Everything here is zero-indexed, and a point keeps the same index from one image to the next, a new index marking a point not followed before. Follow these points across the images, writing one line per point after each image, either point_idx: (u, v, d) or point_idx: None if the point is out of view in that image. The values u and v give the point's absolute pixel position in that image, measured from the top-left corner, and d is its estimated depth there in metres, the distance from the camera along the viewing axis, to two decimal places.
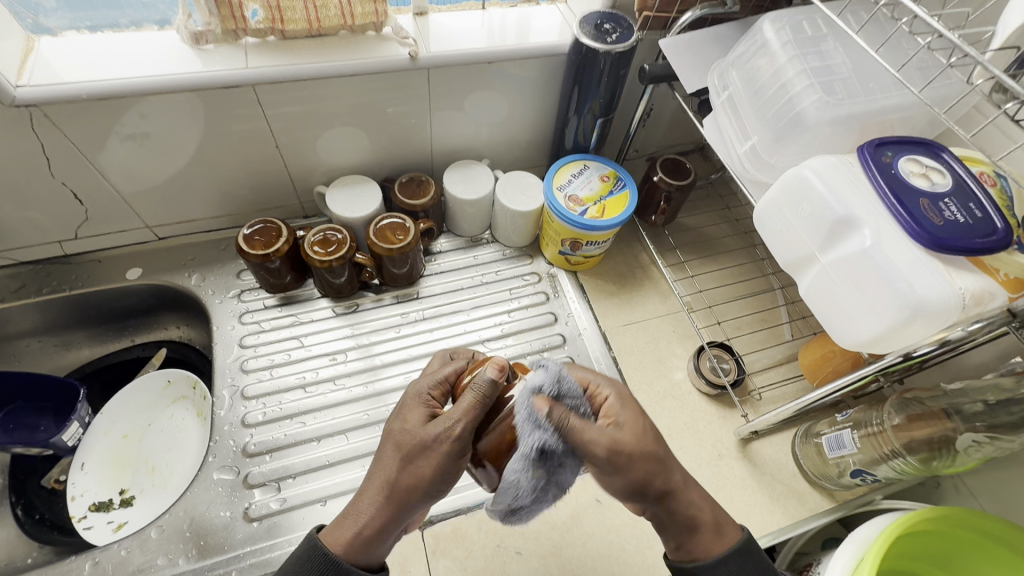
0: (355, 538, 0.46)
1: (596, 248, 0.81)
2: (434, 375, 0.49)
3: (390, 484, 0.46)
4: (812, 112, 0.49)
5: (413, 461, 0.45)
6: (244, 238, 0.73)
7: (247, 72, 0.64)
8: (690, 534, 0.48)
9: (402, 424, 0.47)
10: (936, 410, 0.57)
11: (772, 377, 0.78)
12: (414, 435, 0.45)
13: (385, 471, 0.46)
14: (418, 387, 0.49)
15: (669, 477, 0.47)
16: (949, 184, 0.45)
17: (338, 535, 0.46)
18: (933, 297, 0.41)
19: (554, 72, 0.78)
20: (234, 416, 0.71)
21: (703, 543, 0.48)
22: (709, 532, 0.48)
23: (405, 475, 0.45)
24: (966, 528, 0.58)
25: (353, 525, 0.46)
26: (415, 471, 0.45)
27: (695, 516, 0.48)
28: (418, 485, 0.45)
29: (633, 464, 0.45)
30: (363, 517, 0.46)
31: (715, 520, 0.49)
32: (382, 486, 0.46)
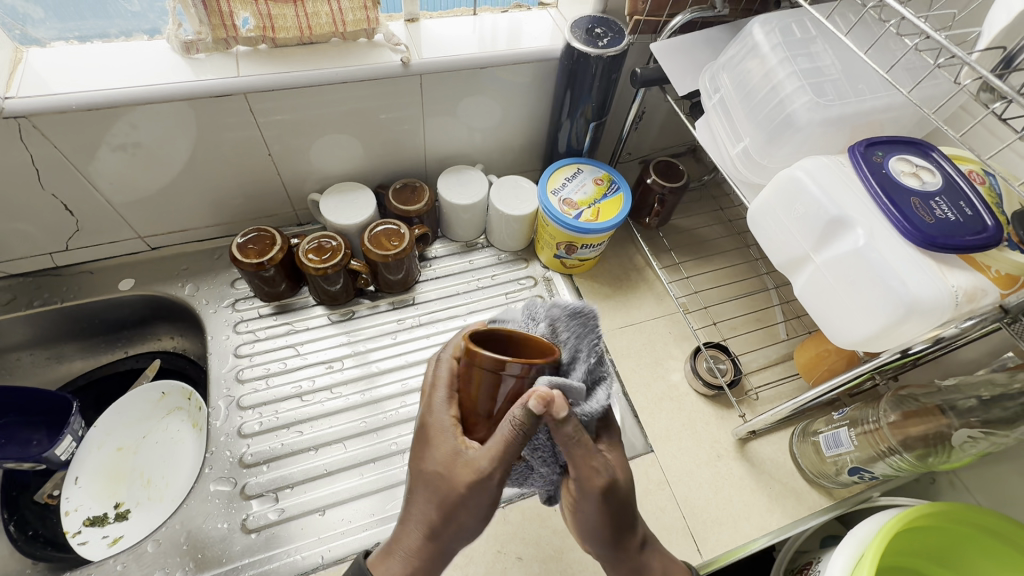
0: (404, 573, 0.45)
1: (591, 251, 0.82)
2: (439, 397, 0.44)
3: (432, 525, 0.44)
4: (803, 113, 0.49)
5: (455, 501, 0.43)
6: (238, 247, 0.73)
7: (239, 81, 0.64)
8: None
9: (432, 466, 0.43)
10: (931, 407, 0.58)
11: (768, 376, 0.78)
12: (446, 477, 0.43)
13: (425, 512, 0.45)
14: (438, 418, 0.44)
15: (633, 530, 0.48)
16: (939, 182, 0.46)
17: (388, 574, 0.45)
18: (926, 295, 0.42)
19: (546, 77, 0.78)
20: (231, 426, 0.71)
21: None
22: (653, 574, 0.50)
23: (450, 515, 0.43)
24: (965, 524, 0.59)
25: (400, 560, 0.45)
26: (457, 511, 0.43)
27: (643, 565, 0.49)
28: (466, 525, 0.44)
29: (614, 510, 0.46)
30: (411, 555, 0.45)
31: (664, 568, 0.50)
32: (424, 528, 0.45)
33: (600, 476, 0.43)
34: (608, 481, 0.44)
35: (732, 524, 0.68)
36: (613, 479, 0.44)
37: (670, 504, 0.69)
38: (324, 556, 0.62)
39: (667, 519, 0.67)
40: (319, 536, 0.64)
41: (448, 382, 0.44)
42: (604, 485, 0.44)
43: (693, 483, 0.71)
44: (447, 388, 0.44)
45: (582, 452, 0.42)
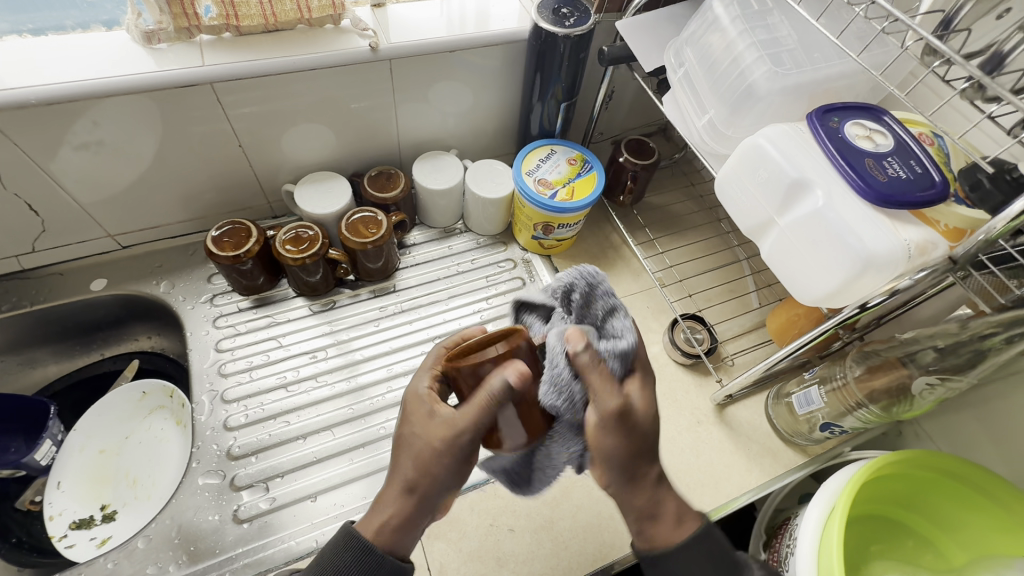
0: (389, 526, 0.47)
1: (568, 230, 0.83)
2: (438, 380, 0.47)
3: (412, 491, 0.48)
4: (762, 83, 0.51)
5: (427, 455, 0.47)
6: (213, 240, 0.73)
7: (203, 70, 0.63)
8: (651, 521, 0.49)
9: (426, 438, 0.47)
10: (893, 360, 0.61)
11: (743, 344, 0.81)
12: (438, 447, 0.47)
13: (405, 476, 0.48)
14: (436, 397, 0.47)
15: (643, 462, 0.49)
16: (891, 143, 0.48)
17: (371, 526, 0.48)
18: (882, 249, 0.44)
19: (515, 59, 0.79)
20: (216, 420, 0.70)
21: (662, 533, 0.49)
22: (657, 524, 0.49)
23: (423, 469, 0.47)
24: (929, 469, 0.65)
25: (388, 515, 0.48)
26: (424, 466, 0.47)
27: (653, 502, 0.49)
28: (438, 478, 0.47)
29: (627, 436, 0.47)
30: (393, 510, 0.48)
31: (677, 510, 0.49)
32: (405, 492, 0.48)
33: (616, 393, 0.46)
34: (623, 402, 0.46)
35: (714, 485, 0.71)
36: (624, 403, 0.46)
37: None
38: (318, 540, 0.63)
39: None
40: (311, 521, 0.64)
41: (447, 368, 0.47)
42: (616, 408, 0.45)
43: (675, 449, 0.73)
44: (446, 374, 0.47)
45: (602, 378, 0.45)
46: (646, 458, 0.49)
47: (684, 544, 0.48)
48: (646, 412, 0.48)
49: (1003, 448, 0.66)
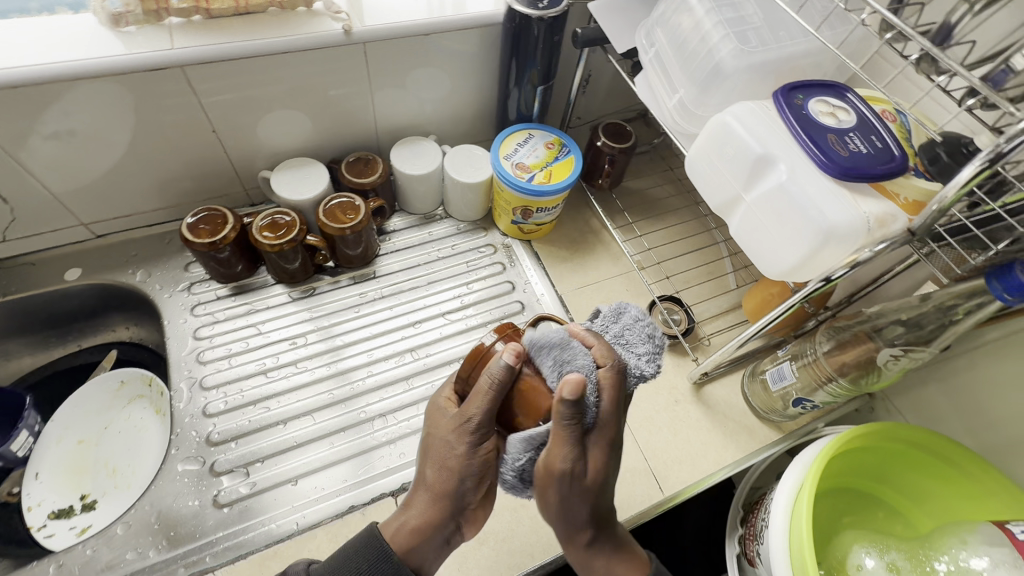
0: (409, 532, 0.50)
1: (547, 214, 0.84)
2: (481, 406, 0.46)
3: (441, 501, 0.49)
4: (729, 61, 0.52)
5: (445, 458, 0.49)
6: (188, 227, 0.72)
7: (173, 53, 0.62)
8: (599, 569, 0.52)
9: (459, 455, 0.48)
10: (861, 334, 0.63)
11: (720, 324, 0.83)
12: (473, 462, 0.48)
13: (436, 489, 0.49)
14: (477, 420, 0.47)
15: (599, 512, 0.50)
16: (853, 119, 0.49)
17: (393, 532, 0.50)
18: (842, 222, 0.45)
19: (492, 43, 0.79)
20: (195, 407, 0.70)
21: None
22: (602, 574, 0.51)
23: (441, 475, 0.49)
24: (900, 441, 0.67)
25: (419, 524, 0.49)
26: (442, 469, 0.49)
27: (597, 553, 0.51)
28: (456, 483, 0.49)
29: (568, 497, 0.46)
30: (414, 517, 0.50)
31: (609, 567, 0.51)
32: (436, 502, 0.49)
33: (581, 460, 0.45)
34: (572, 467, 0.44)
35: (690, 461, 0.72)
36: (575, 467, 0.44)
37: (632, 448, 0.73)
38: (298, 522, 0.63)
39: (631, 462, 0.71)
40: (292, 504, 0.64)
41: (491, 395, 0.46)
42: (564, 469, 0.44)
43: (653, 427, 0.74)
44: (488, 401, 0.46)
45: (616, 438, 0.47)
46: (588, 520, 0.49)
47: None
48: (597, 476, 0.47)
49: (967, 419, 0.69)
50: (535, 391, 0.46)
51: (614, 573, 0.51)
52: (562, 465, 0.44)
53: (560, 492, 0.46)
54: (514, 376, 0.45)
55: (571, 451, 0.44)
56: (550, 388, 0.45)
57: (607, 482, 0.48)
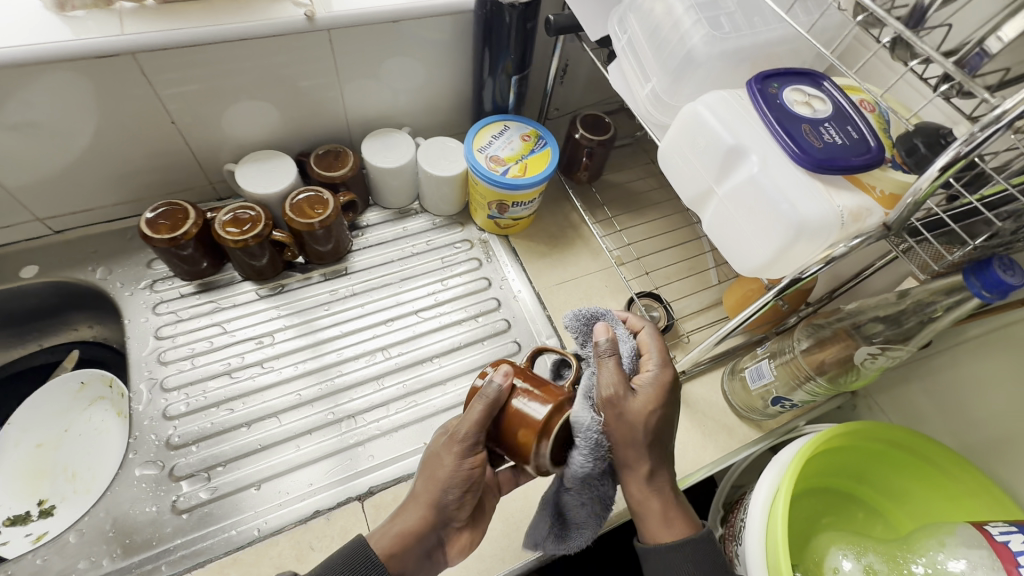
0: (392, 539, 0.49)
1: (523, 209, 0.81)
2: (474, 420, 0.48)
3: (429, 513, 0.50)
4: (701, 48, 0.49)
5: (436, 467, 0.51)
6: (147, 223, 0.69)
7: (123, 39, 0.59)
8: (653, 518, 0.50)
9: (450, 468, 0.50)
10: (841, 332, 0.61)
11: (701, 321, 0.81)
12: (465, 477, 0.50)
13: (425, 499, 0.50)
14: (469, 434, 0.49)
15: (657, 450, 0.50)
16: (829, 109, 0.47)
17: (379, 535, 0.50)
18: (814, 216, 0.43)
19: (465, 30, 0.76)
20: (155, 409, 0.67)
21: (652, 531, 0.51)
22: (656, 520, 0.50)
23: (430, 483, 0.50)
24: (878, 440, 0.66)
25: (405, 533, 0.50)
26: (432, 479, 0.50)
27: (653, 497, 0.50)
28: (444, 493, 0.50)
29: (622, 429, 0.48)
30: (400, 524, 0.50)
31: (664, 510, 0.50)
32: (424, 514, 0.50)
33: (623, 387, 0.48)
34: (620, 389, 0.48)
35: None
36: (622, 391, 0.48)
37: None
38: (260, 529, 0.61)
39: None
40: (255, 509, 0.62)
41: (483, 412, 0.48)
42: (613, 394, 0.47)
43: None
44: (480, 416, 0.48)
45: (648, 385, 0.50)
46: (648, 460, 0.49)
47: (674, 545, 0.50)
48: (651, 407, 0.49)
49: (948, 417, 0.68)
50: (528, 410, 0.47)
51: (671, 521, 0.50)
52: (612, 389, 0.48)
53: (615, 421, 0.47)
54: (505, 395, 0.48)
55: (617, 373, 0.48)
56: (542, 404, 0.47)
57: (663, 418, 0.50)
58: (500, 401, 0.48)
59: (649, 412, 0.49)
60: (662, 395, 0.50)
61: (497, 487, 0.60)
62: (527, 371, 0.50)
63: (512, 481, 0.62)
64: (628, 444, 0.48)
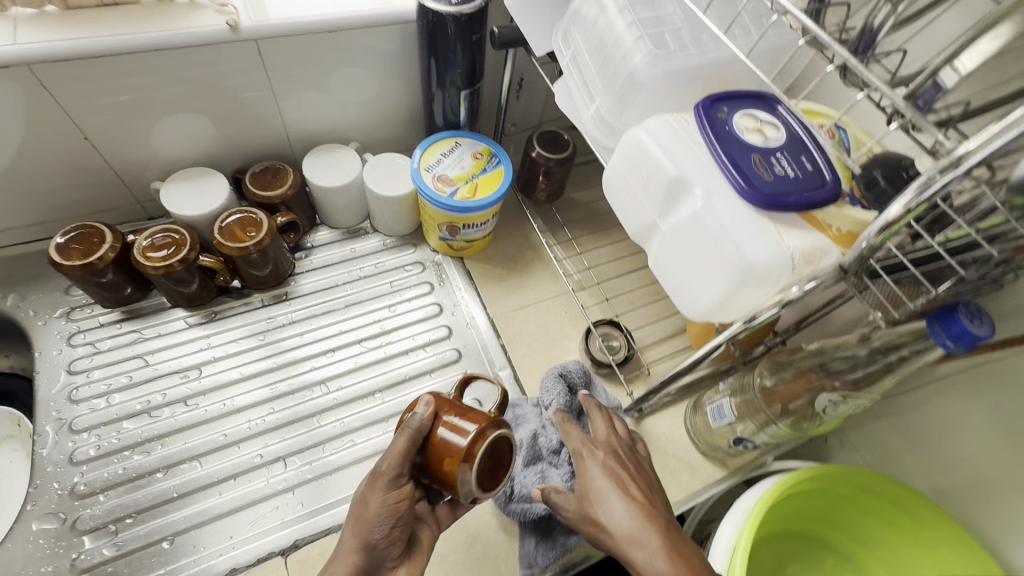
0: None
1: (476, 231, 0.77)
2: (397, 451, 0.45)
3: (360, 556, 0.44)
4: (643, 68, 0.45)
5: (359, 505, 0.45)
6: (58, 248, 0.63)
7: (16, 50, 0.53)
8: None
9: (377, 506, 0.44)
10: (804, 371, 0.57)
11: (664, 350, 0.76)
12: (394, 513, 0.44)
13: (356, 543, 0.44)
14: (393, 466, 0.44)
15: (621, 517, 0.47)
16: (782, 137, 0.43)
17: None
18: (760, 259, 0.39)
19: (411, 41, 0.71)
20: (60, 454, 0.61)
21: None
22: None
23: (353, 523, 0.44)
24: (847, 484, 0.61)
25: None
26: (358, 520, 0.44)
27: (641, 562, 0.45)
28: (369, 533, 0.44)
29: (587, 525, 0.50)
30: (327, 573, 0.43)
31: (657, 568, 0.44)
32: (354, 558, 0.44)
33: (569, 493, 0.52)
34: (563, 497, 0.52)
35: None
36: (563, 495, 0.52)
37: None
38: None
39: None
40: (165, 568, 0.57)
41: (406, 443, 0.45)
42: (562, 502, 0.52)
43: None
44: (403, 447, 0.45)
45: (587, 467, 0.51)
46: (618, 530, 0.47)
47: None
48: (595, 492, 0.50)
49: (922, 459, 0.63)
50: (451, 438, 0.44)
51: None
52: (561, 502, 0.52)
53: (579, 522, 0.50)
54: (428, 424, 0.46)
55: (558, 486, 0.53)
56: (466, 427, 0.44)
57: (609, 489, 0.49)
58: (423, 430, 0.45)
59: (593, 498, 0.49)
60: (600, 453, 0.52)
61: (438, 524, 0.52)
62: (454, 401, 0.48)
63: (452, 513, 0.52)
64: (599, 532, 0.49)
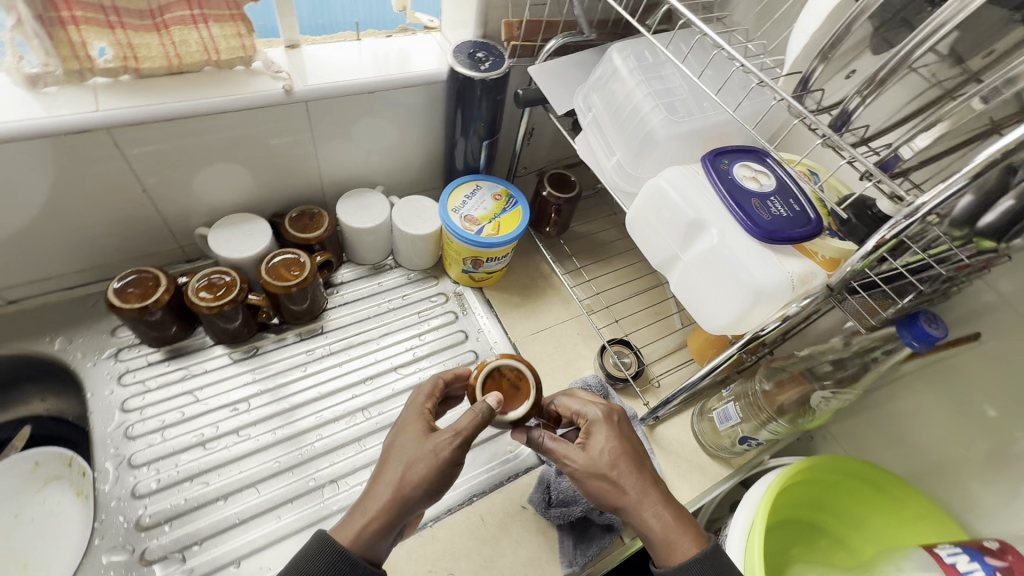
0: (361, 533, 0.46)
1: (497, 263, 0.85)
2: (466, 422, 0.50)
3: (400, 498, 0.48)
4: (659, 130, 0.55)
5: (415, 455, 0.49)
6: (116, 292, 0.68)
7: (99, 115, 0.59)
8: (664, 535, 0.51)
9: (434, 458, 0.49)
10: (797, 375, 0.66)
11: (669, 364, 0.85)
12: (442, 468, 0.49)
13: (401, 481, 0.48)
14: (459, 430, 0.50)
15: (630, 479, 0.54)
16: (773, 183, 0.53)
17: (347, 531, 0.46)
18: (770, 283, 0.48)
19: (436, 98, 0.80)
20: (122, 489, 0.64)
21: (659, 550, 0.51)
22: (662, 540, 0.51)
23: (400, 473, 0.48)
24: (837, 472, 0.71)
25: (373, 516, 0.47)
26: (411, 466, 0.49)
27: (645, 520, 0.52)
28: (419, 481, 0.48)
29: (592, 481, 0.55)
30: (368, 516, 0.47)
31: (661, 524, 0.52)
32: (396, 499, 0.48)
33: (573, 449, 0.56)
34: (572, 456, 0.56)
35: None
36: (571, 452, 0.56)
37: None
38: None
39: None
40: None
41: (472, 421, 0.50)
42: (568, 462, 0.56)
43: None
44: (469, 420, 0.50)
45: (601, 430, 0.57)
46: (628, 485, 0.54)
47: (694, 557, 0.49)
48: (607, 451, 0.55)
49: (896, 447, 0.74)
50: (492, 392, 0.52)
51: (680, 530, 0.51)
52: (567, 459, 0.56)
53: (585, 482, 0.55)
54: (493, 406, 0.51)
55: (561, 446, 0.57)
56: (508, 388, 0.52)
57: (620, 456, 0.55)
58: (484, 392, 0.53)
59: (602, 456, 0.55)
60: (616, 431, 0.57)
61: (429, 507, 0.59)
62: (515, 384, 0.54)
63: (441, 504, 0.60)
64: (605, 487, 0.54)
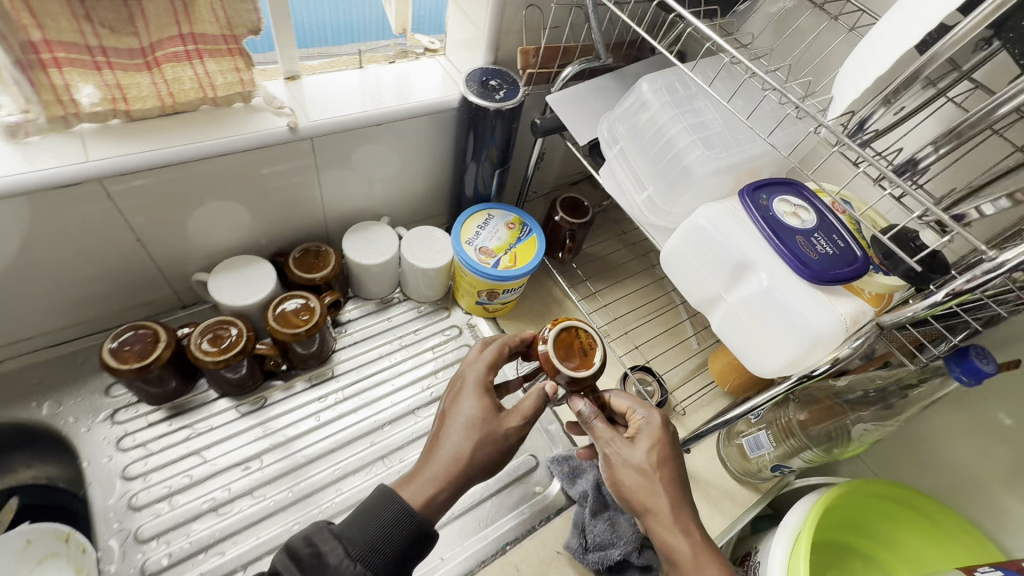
0: (429, 499, 0.46)
1: (511, 295, 0.81)
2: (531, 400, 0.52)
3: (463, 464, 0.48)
4: (696, 165, 0.53)
5: (483, 423, 0.50)
6: (111, 352, 0.62)
7: (90, 166, 0.54)
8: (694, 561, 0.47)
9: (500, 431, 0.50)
10: (831, 404, 0.66)
11: (691, 388, 0.84)
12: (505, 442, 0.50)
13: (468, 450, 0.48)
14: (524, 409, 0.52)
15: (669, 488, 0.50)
16: (815, 219, 0.52)
17: (415, 496, 0.46)
18: (825, 327, 0.47)
19: (444, 125, 0.77)
20: (130, 568, 0.60)
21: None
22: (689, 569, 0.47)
23: (466, 441, 0.48)
24: (869, 495, 0.69)
25: (436, 480, 0.46)
26: (475, 435, 0.49)
27: (673, 540, 0.48)
28: (481, 450, 0.48)
29: (628, 482, 0.51)
30: (433, 485, 0.46)
31: (690, 548, 0.48)
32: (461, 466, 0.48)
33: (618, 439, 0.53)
34: (616, 445, 0.52)
35: None
36: (616, 443, 0.52)
37: None
38: None
39: None
40: None
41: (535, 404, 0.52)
42: (611, 451, 0.52)
43: None
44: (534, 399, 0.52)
45: (649, 431, 0.53)
46: (666, 492, 0.50)
47: None
48: (653, 453, 0.51)
49: (924, 464, 0.74)
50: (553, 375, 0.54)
51: (709, 556, 0.48)
52: (609, 446, 0.52)
53: (622, 480, 0.51)
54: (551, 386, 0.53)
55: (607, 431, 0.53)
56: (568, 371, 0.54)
57: (664, 464, 0.51)
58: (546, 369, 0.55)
59: (647, 458, 0.51)
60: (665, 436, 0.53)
61: None
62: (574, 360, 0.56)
63: None
64: (642, 491, 0.50)
